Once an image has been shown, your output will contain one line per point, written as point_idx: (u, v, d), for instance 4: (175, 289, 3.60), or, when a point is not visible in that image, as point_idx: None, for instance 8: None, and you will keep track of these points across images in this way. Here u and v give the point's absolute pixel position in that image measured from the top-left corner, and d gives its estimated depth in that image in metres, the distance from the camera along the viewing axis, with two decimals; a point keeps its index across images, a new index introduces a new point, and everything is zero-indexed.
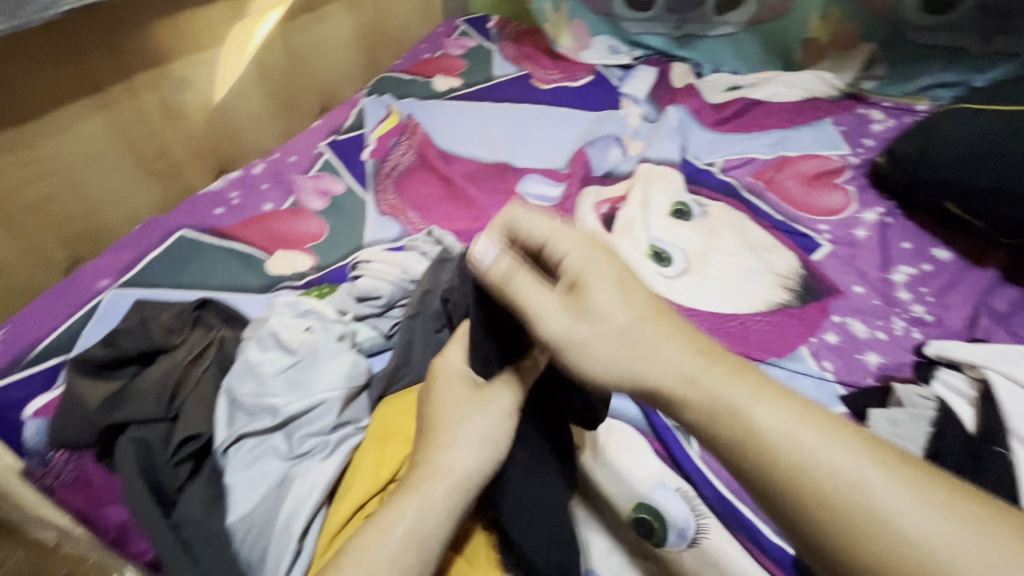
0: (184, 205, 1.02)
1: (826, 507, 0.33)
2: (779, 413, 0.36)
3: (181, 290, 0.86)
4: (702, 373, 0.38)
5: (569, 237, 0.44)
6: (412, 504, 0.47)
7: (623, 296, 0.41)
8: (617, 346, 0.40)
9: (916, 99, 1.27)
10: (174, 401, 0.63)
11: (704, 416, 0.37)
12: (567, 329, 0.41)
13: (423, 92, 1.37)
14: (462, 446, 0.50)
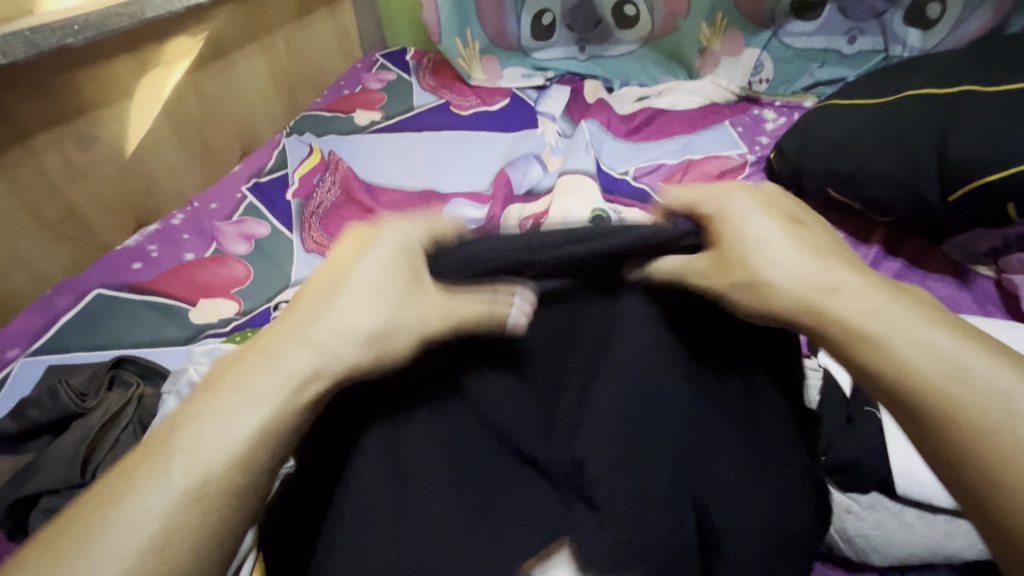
0: (99, 263, 1.00)
1: (945, 399, 0.39)
2: (929, 339, 0.42)
3: (98, 350, 0.85)
4: (873, 306, 0.43)
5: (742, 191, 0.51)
6: (226, 398, 0.38)
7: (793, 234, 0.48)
8: (802, 280, 0.45)
9: (803, 96, 1.39)
10: (89, 465, 0.62)
11: (856, 345, 0.42)
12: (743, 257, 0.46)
13: (344, 128, 1.39)
14: (312, 331, 0.41)
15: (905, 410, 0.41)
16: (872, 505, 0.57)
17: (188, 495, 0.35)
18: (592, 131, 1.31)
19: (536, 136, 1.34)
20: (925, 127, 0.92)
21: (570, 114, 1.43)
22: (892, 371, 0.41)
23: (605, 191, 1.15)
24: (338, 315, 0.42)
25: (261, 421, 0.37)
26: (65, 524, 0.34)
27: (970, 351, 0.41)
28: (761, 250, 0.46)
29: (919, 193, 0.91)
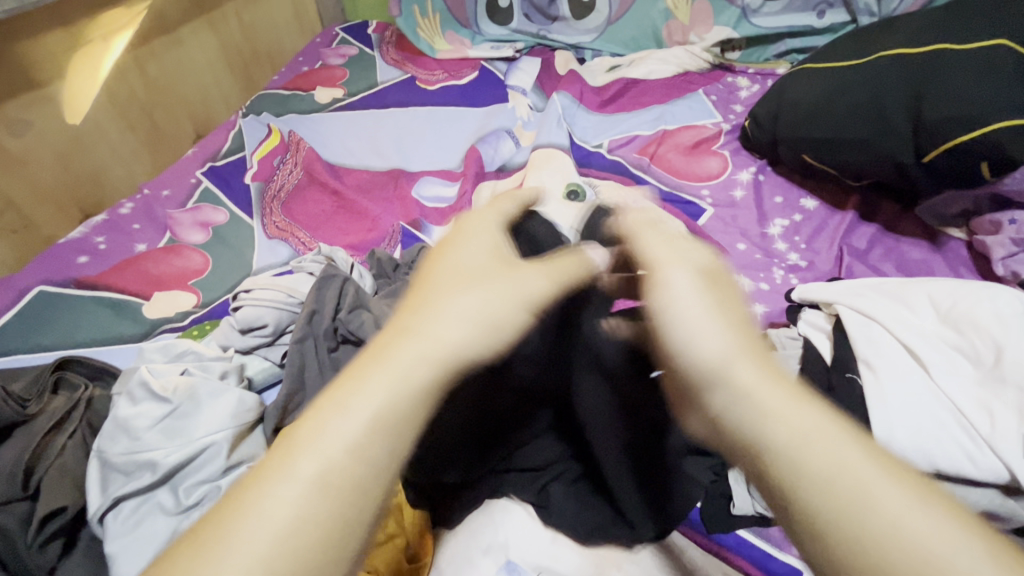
0: (41, 257, 0.93)
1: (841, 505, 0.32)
2: (808, 417, 0.35)
3: (43, 352, 0.79)
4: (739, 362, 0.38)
5: (713, 339, 0.40)
6: (376, 386, 0.35)
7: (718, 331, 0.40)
8: (713, 356, 0.39)
9: (776, 63, 1.38)
10: (33, 476, 0.57)
11: (746, 392, 0.37)
12: (717, 355, 0.39)
13: (305, 107, 1.32)
14: (354, 416, 0.34)
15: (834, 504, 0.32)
16: None
17: (373, 434, 0.34)
18: (564, 105, 1.28)
19: (507, 110, 1.29)
20: (899, 90, 0.91)
21: (542, 87, 1.38)
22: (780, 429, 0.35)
23: (579, 165, 1.13)
24: (460, 308, 0.40)
25: (341, 465, 0.33)
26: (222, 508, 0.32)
27: (909, 496, 0.32)
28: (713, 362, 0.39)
29: (893, 156, 0.91)
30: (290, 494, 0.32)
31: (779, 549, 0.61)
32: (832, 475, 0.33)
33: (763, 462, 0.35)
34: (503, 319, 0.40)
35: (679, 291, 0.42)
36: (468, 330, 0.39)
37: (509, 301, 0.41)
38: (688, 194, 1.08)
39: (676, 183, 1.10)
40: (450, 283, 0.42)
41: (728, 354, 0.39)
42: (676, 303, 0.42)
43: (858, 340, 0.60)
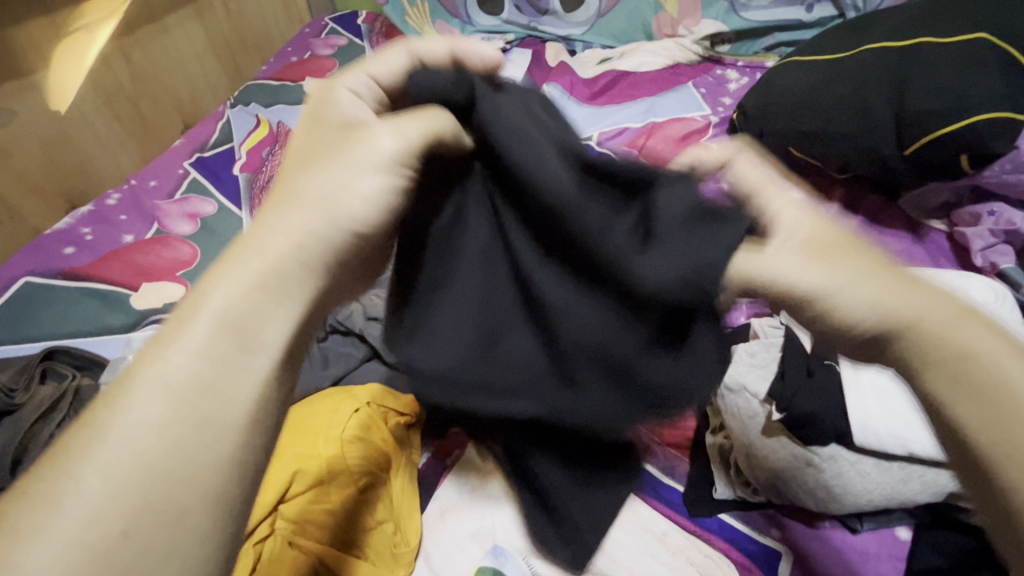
0: (27, 248, 0.93)
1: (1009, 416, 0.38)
2: (984, 340, 0.40)
3: (30, 343, 0.79)
4: (922, 320, 0.41)
5: (859, 298, 0.42)
6: (226, 275, 0.37)
7: (888, 289, 0.41)
8: (877, 291, 0.41)
9: (764, 56, 1.39)
10: (20, 465, 0.58)
11: (930, 363, 0.41)
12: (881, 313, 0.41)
13: (294, 97, 1.31)
14: (205, 318, 0.36)
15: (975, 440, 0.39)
16: (832, 457, 0.57)
17: (211, 339, 0.35)
18: (554, 97, 1.28)
19: None
20: (884, 83, 0.92)
21: (532, 78, 1.38)
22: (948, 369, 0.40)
23: None
24: (315, 179, 0.41)
25: (185, 384, 0.34)
26: (59, 450, 0.33)
27: None
28: (839, 298, 0.42)
29: (877, 149, 0.92)
30: (143, 415, 0.33)
31: (759, 532, 0.62)
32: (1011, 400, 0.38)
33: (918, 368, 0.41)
34: (346, 192, 0.40)
35: (809, 281, 0.42)
36: (317, 187, 0.41)
37: (352, 168, 0.41)
38: None
39: None
40: (304, 164, 0.43)
41: (895, 318, 0.41)
42: (845, 282, 0.42)
43: None
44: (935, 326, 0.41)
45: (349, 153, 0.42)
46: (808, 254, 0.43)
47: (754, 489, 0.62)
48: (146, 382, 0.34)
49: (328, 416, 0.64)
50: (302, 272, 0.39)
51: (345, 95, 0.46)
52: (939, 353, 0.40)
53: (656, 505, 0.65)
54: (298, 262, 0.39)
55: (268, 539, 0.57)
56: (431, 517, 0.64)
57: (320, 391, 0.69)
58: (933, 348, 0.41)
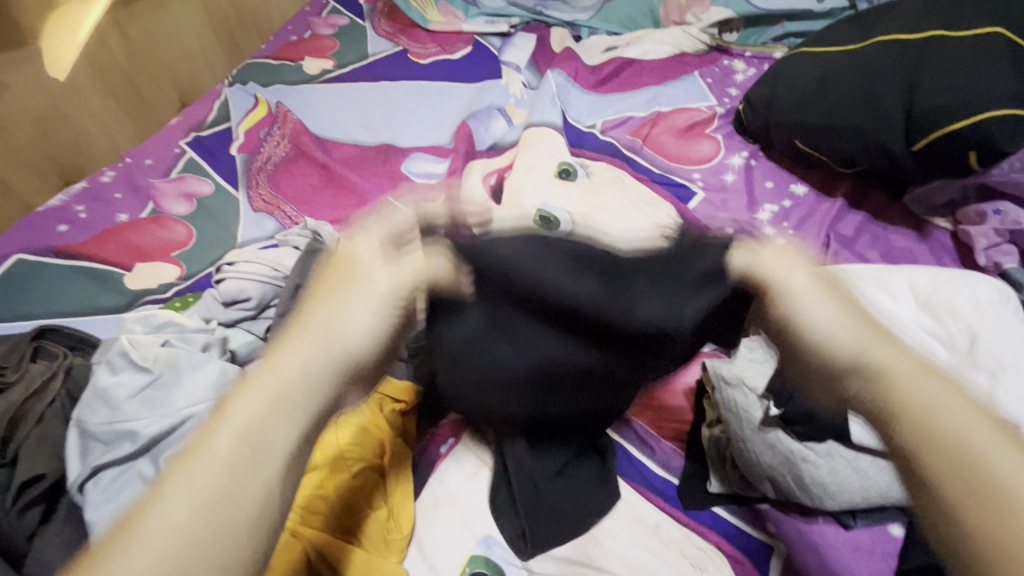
0: (20, 225, 0.91)
1: (948, 461, 0.37)
2: (910, 366, 0.41)
3: (22, 321, 0.78)
4: (893, 362, 0.42)
5: (839, 320, 0.45)
6: (252, 395, 0.37)
7: (834, 313, 0.46)
8: (849, 321, 0.44)
9: (773, 47, 1.36)
10: (10, 443, 0.57)
11: (889, 391, 0.41)
12: (824, 323, 0.45)
13: (293, 77, 1.28)
14: (234, 427, 0.36)
15: (941, 475, 0.37)
16: (827, 453, 0.58)
17: (244, 444, 0.36)
18: (558, 83, 1.26)
19: (500, 87, 1.27)
20: (894, 77, 0.90)
21: (536, 64, 1.36)
22: (910, 404, 0.39)
23: (572, 145, 1.13)
24: (342, 322, 0.42)
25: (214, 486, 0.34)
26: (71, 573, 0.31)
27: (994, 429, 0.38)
28: (799, 315, 0.47)
29: (883, 143, 0.90)
30: (170, 516, 0.33)
31: (756, 527, 0.63)
32: (958, 437, 0.37)
33: (885, 386, 0.41)
34: (357, 337, 0.42)
35: (800, 289, 0.48)
36: (357, 347, 0.42)
37: (372, 306, 0.44)
38: (680, 177, 1.08)
39: (668, 166, 1.10)
40: (333, 309, 0.43)
41: (842, 335, 0.44)
42: (805, 298, 0.48)
43: None
44: (901, 372, 0.41)
45: (370, 290, 0.45)
46: (816, 272, 0.50)
47: (749, 484, 0.62)
48: (187, 478, 0.34)
49: None
50: (310, 394, 0.39)
51: (367, 250, 0.48)
52: (882, 374, 0.41)
53: (651, 498, 0.64)
54: (323, 383, 0.40)
55: None
56: (425, 506, 0.64)
57: None
58: (893, 370, 0.41)
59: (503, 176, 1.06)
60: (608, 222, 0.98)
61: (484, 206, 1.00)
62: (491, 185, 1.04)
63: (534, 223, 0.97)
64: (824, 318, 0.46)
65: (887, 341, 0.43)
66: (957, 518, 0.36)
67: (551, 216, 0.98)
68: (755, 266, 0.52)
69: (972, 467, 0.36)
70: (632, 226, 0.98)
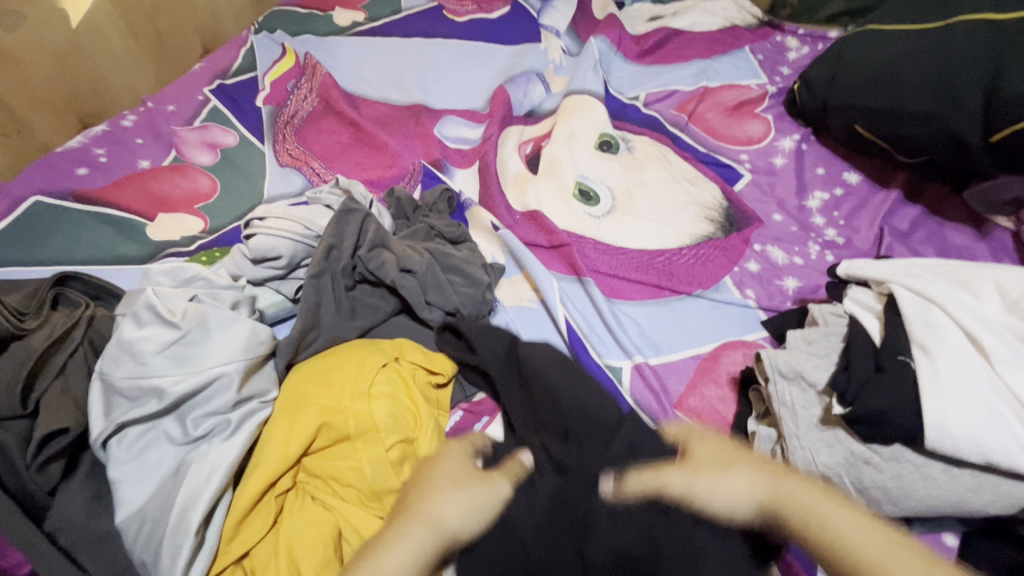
0: (36, 165, 0.87)
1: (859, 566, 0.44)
2: (851, 522, 0.47)
3: (39, 266, 0.75)
4: (779, 493, 0.49)
5: (744, 483, 0.50)
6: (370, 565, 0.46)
7: (731, 480, 0.50)
8: (727, 479, 0.50)
9: (829, 26, 1.28)
10: (31, 393, 0.54)
11: (811, 518, 0.47)
12: (734, 490, 0.49)
13: (322, 28, 1.22)
14: None
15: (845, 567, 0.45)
16: (893, 457, 0.54)
17: None
18: (601, 50, 1.19)
19: (539, 51, 1.20)
20: (975, 61, 0.84)
21: (577, 30, 1.28)
22: (840, 559, 0.45)
23: (613, 117, 1.08)
24: (442, 516, 0.50)
25: None
26: None
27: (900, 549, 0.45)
28: (704, 492, 0.50)
29: (957, 132, 0.85)
30: None
31: None
32: (857, 554, 0.45)
33: (798, 534, 0.47)
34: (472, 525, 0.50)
35: (682, 487, 0.50)
36: (460, 519, 0.50)
37: (455, 491, 0.51)
38: (726, 157, 1.02)
39: (714, 145, 1.05)
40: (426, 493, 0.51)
41: (764, 502, 0.49)
42: (695, 485, 0.50)
43: (915, 322, 0.57)
44: (835, 536, 0.46)
45: (445, 480, 0.52)
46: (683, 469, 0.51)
47: None
48: None
49: (353, 369, 0.60)
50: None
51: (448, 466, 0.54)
52: (792, 514, 0.48)
53: None
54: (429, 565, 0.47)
55: (291, 492, 0.55)
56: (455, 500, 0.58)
57: (345, 343, 0.65)
58: (776, 500, 0.49)
59: (540, 145, 1.02)
60: (649, 200, 0.93)
61: (520, 174, 0.95)
62: (527, 155, 1.00)
63: (573, 196, 0.93)
64: (728, 496, 0.49)
65: (794, 480, 0.50)
66: None
67: (590, 191, 0.93)
68: (626, 484, 0.52)
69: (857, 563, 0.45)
70: (675, 205, 0.93)
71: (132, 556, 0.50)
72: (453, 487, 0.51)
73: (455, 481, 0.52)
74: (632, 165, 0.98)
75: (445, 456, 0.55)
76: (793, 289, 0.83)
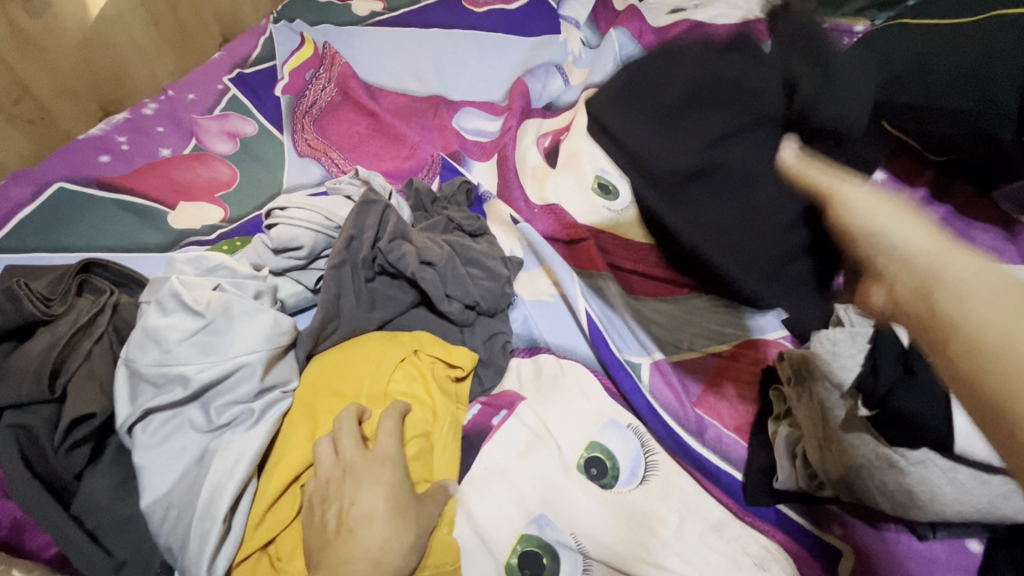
0: (60, 152, 0.87)
1: (969, 316, 0.34)
2: (986, 275, 0.35)
3: (63, 252, 0.75)
4: (947, 246, 0.38)
5: (898, 219, 0.41)
6: None
7: (912, 219, 0.41)
8: (898, 212, 0.41)
9: (854, 20, 1.26)
10: (58, 379, 0.54)
11: (936, 276, 0.37)
12: (904, 232, 0.40)
13: (340, 17, 1.21)
14: None
15: (942, 339, 0.34)
16: (920, 461, 0.53)
17: None
18: (621, 43, 1.17)
19: (558, 43, 1.19)
20: (1012, 56, 0.82)
21: (597, 22, 1.27)
22: (949, 305, 0.35)
23: None
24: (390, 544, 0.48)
25: None
26: None
27: None
28: (866, 205, 0.43)
29: (991, 130, 0.83)
30: None
31: (820, 527, 0.59)
32: (1000, 336, 0.32)
33: (932, 291, 0.36)
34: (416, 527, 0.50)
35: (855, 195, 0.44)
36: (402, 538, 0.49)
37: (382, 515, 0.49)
38: None
39: None
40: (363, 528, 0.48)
41: (916, 242, 0.39)
42: (864, 202, 0.43)
43: None
44: (974, 287, 0.35)
45: (370, 507, 0.49)
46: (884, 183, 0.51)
47: (820, 485, 0.58)
48: None
49: (374, 364, 0.61)
50: None
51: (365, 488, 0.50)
52: (938, 271, 0.37)
53: (710, 487, 0.61)
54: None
55: None
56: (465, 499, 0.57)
57: (364, 335, 0.65)
58: (926, 248, 0.39)
59: (559, 138, 1.01)
60: None
61: (540, 167, 0.95)
62: (545, 148, 0.99)
63: (591, 189, 0.91)
64: (886, 216, 0.42)
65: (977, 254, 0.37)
66: (995, 344, 0.32)
67: (609, 184, 0.92)
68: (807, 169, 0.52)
69: (976, 330, 0.33)
70: None
71: (157, 541, 0.50)
72: (388, 515, 0.49)
73: (396, 516, 0.49)
74: None
75: (365, 483, 0.50)
76: None
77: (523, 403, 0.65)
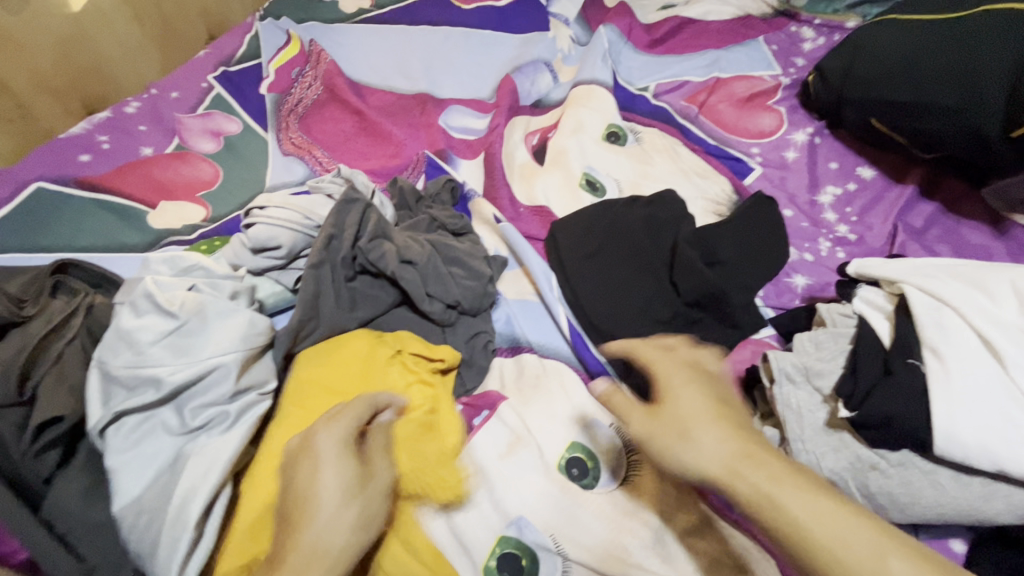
0: (40, 151, 0.87)
1: (813, 552, 0.41)
2: (800, 497, 0.44)
3: (42, 253, 0.75)
4: (739, 464, 0.46)
5: (704, 438, 0.47)
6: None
7: (716, 437, 0.47)
8: (709, 440, 0.47)
9: (847, 15, 1.25)
10: (29, 380, 0.54)
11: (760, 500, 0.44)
12: (702, 456, 0.46)
13: (328, 14, 1.20)
14: None
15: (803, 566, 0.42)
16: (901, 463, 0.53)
17: None
18: (611, 40, 1.16)
19: (547, 40, 1.18)
20: (998, 53, 0.81)
21: (587, 18, 1.26)
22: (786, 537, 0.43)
23: (622, 107, 1.06)
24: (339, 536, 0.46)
25: None
26: None
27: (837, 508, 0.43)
28: (687, 429, 0.48)
29: (978, 127, 0.82)
30: None
31: None
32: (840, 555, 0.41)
33: (760, 516, 0.44)
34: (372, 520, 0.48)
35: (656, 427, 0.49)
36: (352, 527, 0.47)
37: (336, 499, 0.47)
38: (737, 151, 1.00)
39: (725, 138, 1.02)
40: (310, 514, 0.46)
41: (724, 463, 0.46)
42: (673, 446, 0.48)
43: (927, 325, 0.55)
44: (794, 511, 0.43)
45: (325, 489, 0.47)
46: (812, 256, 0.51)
47: None
48: None
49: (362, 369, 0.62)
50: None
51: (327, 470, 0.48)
52: (763, 503, 0.44)
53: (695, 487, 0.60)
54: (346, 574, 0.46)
55: None
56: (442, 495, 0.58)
57: (345, 334, 0.65)
58: (739, 468, 0.46)
59: (546, 136, 1.00)
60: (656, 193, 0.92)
61: (527, 164, 0.94)
62: (533, 145, 0.98)
63: (579, 186, 0.91)
64: (696, 444, 0.47)
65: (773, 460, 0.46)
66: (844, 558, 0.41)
67: (597, 181, 0.91)
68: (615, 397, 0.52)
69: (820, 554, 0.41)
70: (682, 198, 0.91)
71: (127, 546, 0.50)
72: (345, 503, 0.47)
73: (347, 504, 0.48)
74: (639, 157, 0.96)
75: (325, 468, 0.48)
76: (802, 286, 0.81)
77: (505, 403, 0.64)
